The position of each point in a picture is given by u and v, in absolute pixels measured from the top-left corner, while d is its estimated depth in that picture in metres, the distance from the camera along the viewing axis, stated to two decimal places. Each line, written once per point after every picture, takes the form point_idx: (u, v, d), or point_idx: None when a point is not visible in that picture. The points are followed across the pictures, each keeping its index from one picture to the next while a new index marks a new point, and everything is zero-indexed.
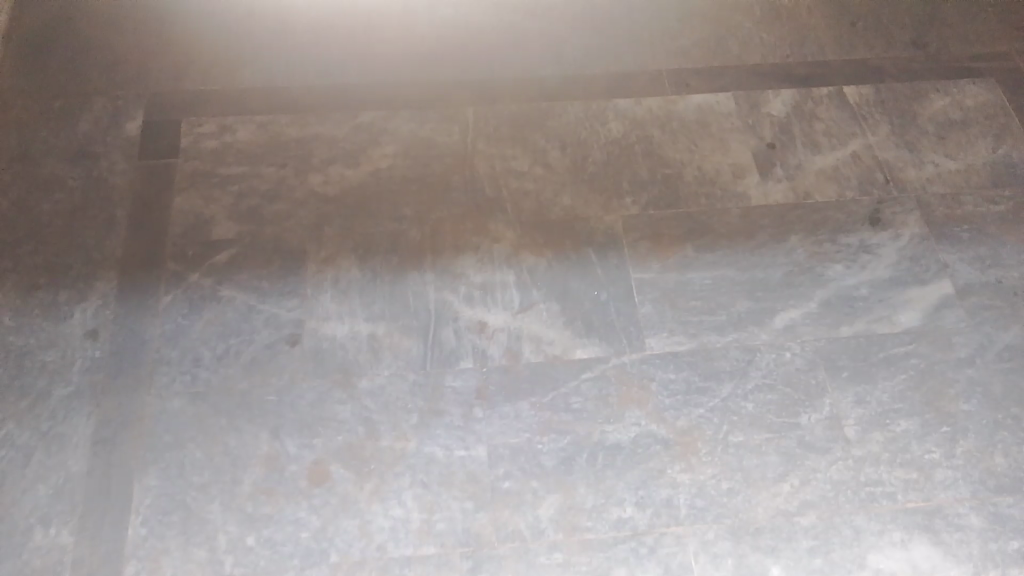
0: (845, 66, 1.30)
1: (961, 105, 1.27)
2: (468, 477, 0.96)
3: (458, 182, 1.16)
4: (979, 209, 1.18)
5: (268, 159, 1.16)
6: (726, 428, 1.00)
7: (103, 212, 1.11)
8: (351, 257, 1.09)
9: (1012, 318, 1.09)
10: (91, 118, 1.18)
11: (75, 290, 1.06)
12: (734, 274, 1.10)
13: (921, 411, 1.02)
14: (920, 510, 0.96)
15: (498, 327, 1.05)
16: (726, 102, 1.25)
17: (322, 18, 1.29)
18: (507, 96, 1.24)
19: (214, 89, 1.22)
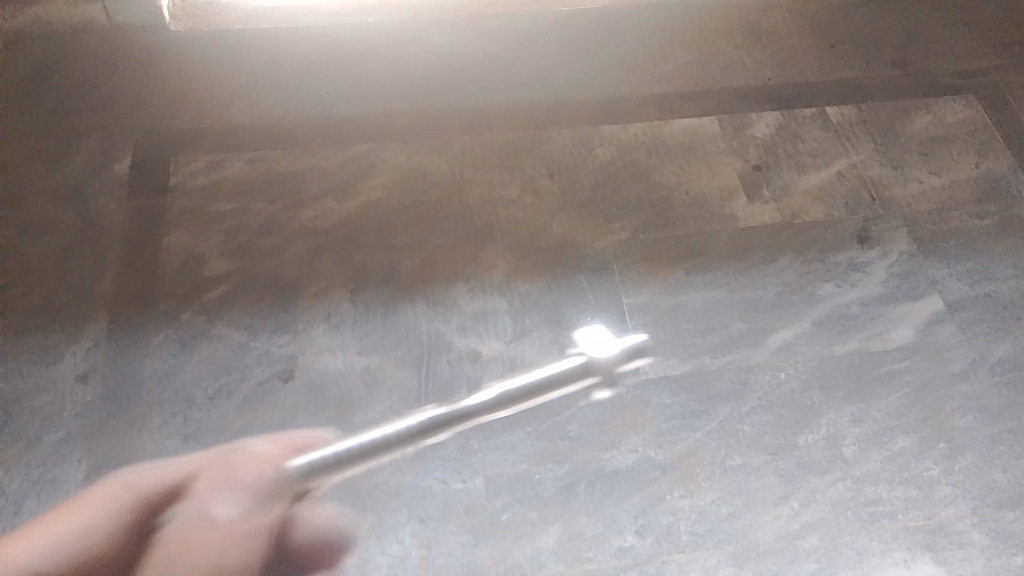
0: (827, 87, 1.31)
1: (942, 122, 1.29)
2: (467, 510, 0.95)
3: (449, 212, 1.16)
4: (966, 224, 1.19)
5: (258, 195, 1.16)
6: (724, 452, 1.00)
7: (92, 253, 1.11)
8: (343, 291, 1.09)
9: (1004, 332, 1.10)
10: (78, 159, 1.18)
11: (65, 332, 1.05)
12: (726, 296, 1.10)
13: (918, 428, 1.02)
14: (921, 529, 0.96)
15: (491, 356, 1.05)
16: (711, 125, 1.26)
17: (308, 52, 1.29)
18: (495, 125, 1.24)
19: (202, 126, 1.22)
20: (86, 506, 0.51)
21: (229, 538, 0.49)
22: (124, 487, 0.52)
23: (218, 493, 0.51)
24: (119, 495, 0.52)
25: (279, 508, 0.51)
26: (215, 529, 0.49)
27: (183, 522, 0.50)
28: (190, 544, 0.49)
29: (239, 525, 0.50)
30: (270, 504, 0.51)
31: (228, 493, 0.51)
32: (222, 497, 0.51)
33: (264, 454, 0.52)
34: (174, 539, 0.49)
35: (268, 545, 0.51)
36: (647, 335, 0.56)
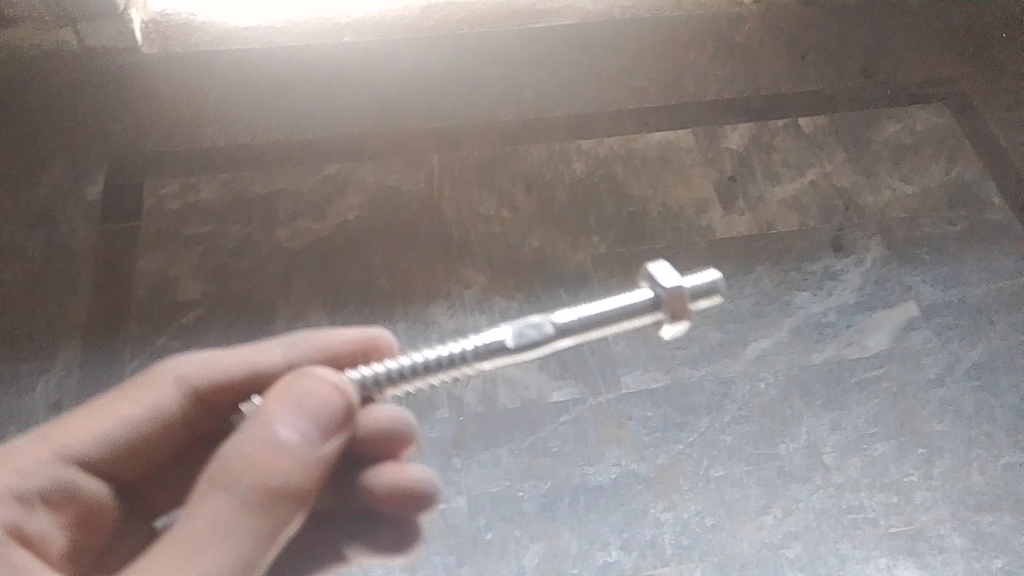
0: (798, 97, 1.33)
1: (912, 130, 1.31)
2: (450, 529, 0.95)
3: (426, 230, 1.16)
4: (938, 230, 1.20)
5: (233, 217, 1.16)
6: (706, 463, 1.00)
7: (65, 278, 1.10)
8: (321, 312, 1.09)
9: (978, 336, 1.11)
10: (50, 184, 1.17)
11: (38, 360, 1.04)
12: (703, 307, 1.11)
13: (896, 434, 1.03)
14: (902, 534, 0.97)
15: (471, 372, 1.03)
16: (685, 137, 1.28)
17: (281, 70, 1.28)
18: (470, 142, 1.25)
19: (176, 148, 1.21)
20: (146, 394, 0.66)
21: (288, 458, 0.53)
22: (179, 380, 0.67)
23: (280, 415, 0.53)
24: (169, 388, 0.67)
25: (332, 434, 0.55)
26: (275, 449, 0.52)
27: (246, 441, 0.52)
28: (253, 462, 0.52)
29: (298, 448, 0.53)
30: (326, 429, 0.54)
31: (290, 417, 0.53)
32: (284, 421, 0.53)
33: (323, 384, 0.55)
34: (235, 456, 0.52)
35: (323, 466, 0.54)
36: (717, 271, 0.60)
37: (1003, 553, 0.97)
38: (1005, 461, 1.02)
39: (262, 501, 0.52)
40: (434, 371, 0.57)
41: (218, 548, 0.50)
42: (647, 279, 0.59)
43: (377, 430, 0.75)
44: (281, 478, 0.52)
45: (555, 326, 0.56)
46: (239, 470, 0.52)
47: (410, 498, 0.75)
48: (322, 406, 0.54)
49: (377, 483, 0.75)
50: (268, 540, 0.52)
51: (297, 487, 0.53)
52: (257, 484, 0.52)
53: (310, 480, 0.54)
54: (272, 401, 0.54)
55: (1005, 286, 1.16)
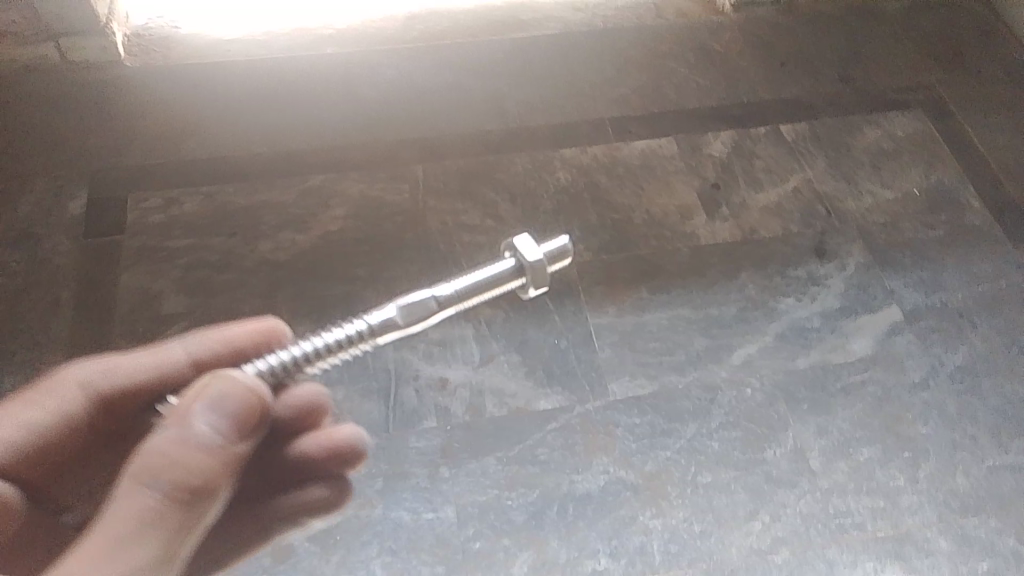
0: (779, 105, 1.34)
1: (891, 136, 1.32)
2: (438, 540, 0.94)
3: (411, 241, 1.16)
4: (919, 235, 1.22)
5: (216, 230, 1.15)
6: (693, 469, 1.00)
7: (47, 294, 1.09)
8: (305, 323, 1.09)
9: (959, 339, 1.12)
10: (31, 200, 1.16)
11: (19, 376, 1.03)
12: (688, 313, 1.11)
13: (881, 438, 1.04)
14: (889, 537, 0.97)
15: (458, 383, 1.03)
16: (668, 145, 1.28)
17: (263, 83, 1.28)
18: (454, 152, 1.25)
19: (157, 162, 1.20)
20: (50, 399, 0.69)
21: (205, 459, 0.54)
22: (80, 383, 0.70)
23: (195, 418, 0.55)
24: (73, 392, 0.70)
25: (243, 435, 0.56)
26: (190, 451, 0.54)
27: (163, 440, 0.54)
28: (168, 461, 0.54)
29: (210, 447, 0.55)
30: (236, 428, 0.56)
31: (204, 415, 0.55)
32: (199, 422, 0.55)
33: (232, 385, 0.56)
34: (151, 458, 0.54)
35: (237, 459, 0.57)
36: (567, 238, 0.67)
37: (989, 554, 0.97)
38: (989, 463, 1.03)
39: (181, 502, 0.54)
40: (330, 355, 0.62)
41: (137, 542, 0.53)
42: (508, 252, 0.65)
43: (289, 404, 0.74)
44: (200, 481, 0.54)
45: (437, 300, 0.61)
46: (156, 473, 0.53)
47: (336, 454, 0.76)
48: (232, 405, 0.56)
49: (312, 447, 0.76)
50: (185, 534, 0.55)
51: (213, 486, 0.55)
52: (174, 484, 0.53)
53: (225, 477, 0.56)
54: (187, 399, 0.56)
55: (985, 290, 1.17)
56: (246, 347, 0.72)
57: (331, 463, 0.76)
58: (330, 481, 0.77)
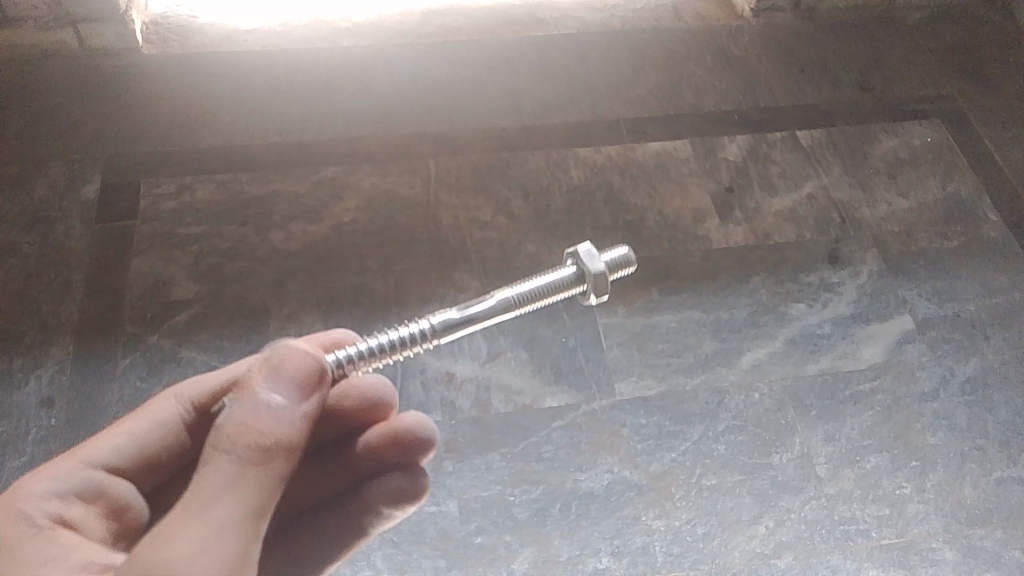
0: (795, 110, 1.34)
1: (908, 145, 1.31)
2: (440, 534, 0.94)
3: (422, 235, 1.16)
4: (933, 244, 1.21)
5: (229, 218, 1.16)
6: (698, 471, 1.00)
7: (60, 276, 1.10)
8: (315, 313, 1.09)
9: (972, 350, 1.11)
10: (47, 183, 1.17)
11: (30, 356, 1.03)
12: (698, 316, 1.11)
13: (890, 446, 1.03)
14: (894, 546, 0.96)
15: (465, 377, 1.03)
16: (683, 148, 1.28)
17: (280, 74, 1.29)
18: (468, 148, 1.25)
19: (174, 148, 1.21)
20: (152, 409, 0.74)
21: (276, 420, 0.59)
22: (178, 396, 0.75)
23: (263, 386, 0.59)
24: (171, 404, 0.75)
25: (306, 397, 0.61)
26: (263, 415, 0.58)
27: (234, 410, 0.59)
28: (241, 427, 0.58)
29: (281, 410, 0.59)
30: (301, 392, 0.61)
31: (268, 385, 0.60)
32: (267, 390, 0.59)
33: (290, 353, 0.61)
34: (227, 426, 0.58)
35: (303, 422, 0.60)
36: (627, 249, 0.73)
37: (996, 567, 0.96)
38: (998, 475, 1.02)
39: (257, 460, 0.57)
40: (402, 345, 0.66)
41: (221, 500, 0.56)
42: (572, 258, 0.71)
43: (359, 401, 0.81)
44: (273, 439, 0.58)
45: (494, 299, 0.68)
46: (233, 438, 0.57)
47: (405, 442, 0.80)
48: (292, 372, 0.61)
49: (377, 440, 0.80)
50: (267, 492, 0.58)
51: (287, 445, 0.59)
52: (251, 445, 0.57)
53: (297, 438, 0.60)
54: (253, 375, 0.60)
55: (999, 302, 1.16)
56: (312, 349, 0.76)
57: (399, 451, 0.80)
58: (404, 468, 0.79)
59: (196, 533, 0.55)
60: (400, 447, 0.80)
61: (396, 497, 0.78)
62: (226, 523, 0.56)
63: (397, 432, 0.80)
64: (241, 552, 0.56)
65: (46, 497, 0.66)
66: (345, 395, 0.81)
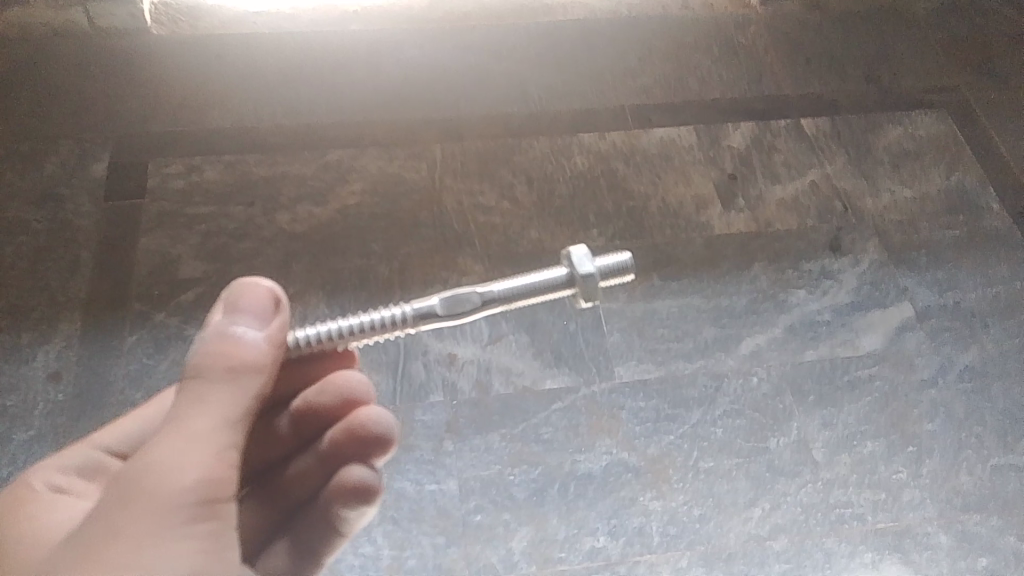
0: (800, 100, 1.34)
1: (912, 135, 1.31)
2: (440, 512, 0.95)
3: (426, 219, 1.17)
4: (935, 235, 1.21)
5: (236, 199, 1.17)
6: (696, 454, 1.01)
7: (68, 254, 1.11)
8: (319, 294, 1.10)
9: (971, 339, 1.12)
10: (57, 161, 1.18)
11: (39, 331, 1.05)
12: (699, 302, 1.12)
13: (887, 433, 1.04)
14: (889, 531, 0.97)
15: (466, 359, 1.04)
16: (687, 135, 1.29)
17: (288, 58, 1.30)
18: (473, 133, 1.26)
19: (182, 130, 1.22)
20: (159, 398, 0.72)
21: (240, 339, 0.60)
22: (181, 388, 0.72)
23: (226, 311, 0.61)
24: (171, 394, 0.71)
25: (270, 319, 0.62)
26: (227, 336, 0.60)
27: (208, 338, 0.61)
28: (213, 350, 0.60)
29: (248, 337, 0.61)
30: (264, 314, 0.62)
31: (235, 315, 0.61)
32: (230, 315, 0.61)
33: (252, 285, 0.62)
34: (198, 351, 0.60)
35: (274, 346, 0.61)
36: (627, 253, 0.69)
37: (989, 553, 0.97)
38: (994, 463, 1.03)
39: (226, 374, 0.59)
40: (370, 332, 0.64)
41: (196, 413, 0.58)
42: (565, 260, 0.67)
43: (332, 398, 0.78)
44: (238, 356, 0.59)
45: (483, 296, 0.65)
46: (205, 361, 0.59)
47: (367, 439, 0.76)
48: (255, 302, 0.62)
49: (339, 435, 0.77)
50: (240, 404, 0.59)
51: (253, 361, 0.60)
52: (223, 365, 0.59)
53: (266, 355, 0.61)
54: (221, 308, 0.62)
55: (1000, 292, 1.16)
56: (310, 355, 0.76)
57: (359, 446, 0.77)
58: (362, 464, 0.76)
59: (174, 442, 0.57)
60: (362, 441, 0.76)
61: (352, 497, 0.75)
62: (201, 433, 0.58)
63: (358, 430, 0.76)
64: (219, 457, 0.58)
65: (56, 470, 0.68)
66: (320, 394, 0.77)
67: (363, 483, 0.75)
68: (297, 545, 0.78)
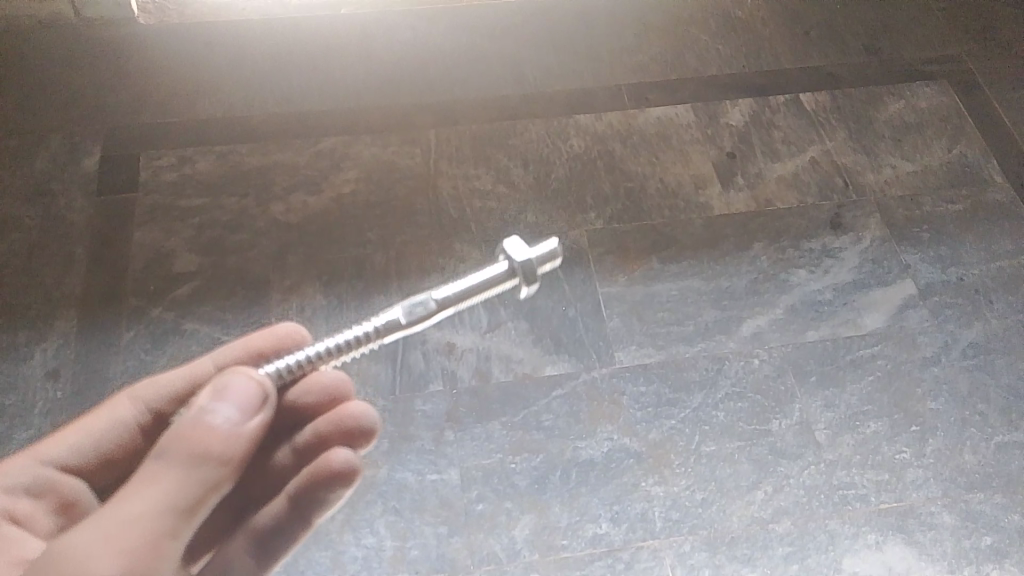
0: (800, 74, 1.32)
1: (915, 108, 1.29)
2: (442, 502, 0.95)
3: (422, 206, 1.16)
4: (938, 209, 1.19)
5: (229, 189, 1.16)
6: (698, 439, 1.00)
7: (62, 250, 1.10)
8: (315, 285, 1.09)
9: (974, 316, 1.11)
10: (47, 156, 1.17)
11: (34, 330, 1.05)
12: (698, 284, 1.11)
13: (890, 412, 1.03)
14: (893, 511, 0.97)
15: (466, 347, 1.04)
16: (685, 114, 1.27)
17: (277, 43, 1.28)
18: (468, 117, 1.24)
19: (172, 121, 1.21)
20: (108, 409, 0.72)
21: (214, 427, 0.56)
22: (134, 398, 0.73)
23: (208, 397, 0.58)
24: (128, 403, 0.73)
25: (252, 414, 0.59)
26: (201, 422, 0.56)
27: (181, 419, 0.57)
28: (182, 432, 0.56)
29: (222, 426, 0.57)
30: (248, 409, 0.59)
31: (216, 402, 0.58)
32: (210, 401, 0.57)
33: (245, 377, 0.60)
34: (168, 431, 0.56)
35: (245, 443, 0.58)
36: (556, 242, 0.71)
37: (994, 531, 0.96)
38: (998, 441, 1.02)
39: (186, 461, 0.55)
40: (344, 351, 0.66)
41: (139, 496, 0.53)
42: (503, 255, 0.70)
43: (318, 396, 0.78)
44: (204, 445, 0.55)
45: (436, 301, 0.67)
46: (170, 442, 0.55)
47: (353, 430, 0.78)
48: (240, 394, 0.59)
49: (325, 426, 0.78)
50: (188, 497, 0.55)
51: (220, 454, 0.56)
52: (184, 450, 0.55)
53: (234, 448, 0.57)
54: (206, 392, 0.59)
55: (1004, 266, 1.15)
56: (265, 346, 0.75)
57: (344, 436, 0.78)
58: (347, 448, 0.76)
59: (107, 524, 0.53)
60: (346, 432, 0.78)
61: (334, 480, 0.74)
62: (137, 518, 0.53)
63: (346, 422, 0.78)
64: (145, 549, 0.53)
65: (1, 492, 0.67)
66: (308, 391, 0.78)
67: (341, 466, 0.74)
68: (262, 536, 0.74)
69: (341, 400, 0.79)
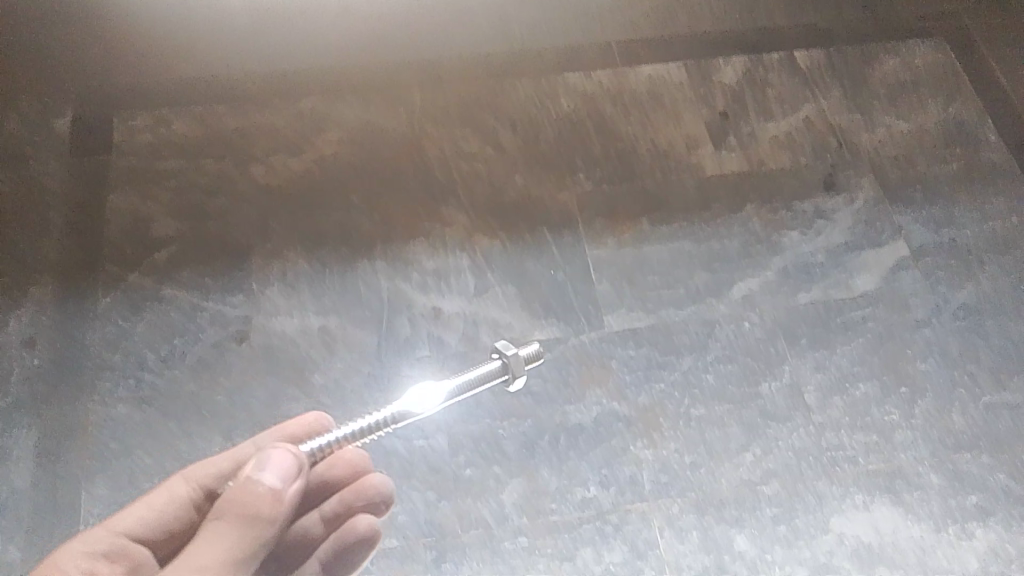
0: (795, 31, 1.28)
1: (910, 66, 1.26)
2: (429, 467, 0.94)
3: (407, 168, 1.13)
4: (932, 169, 1.18)
5: (208, 152, 1.13)
6: (687, 402, 1.00)
7: (37, 215, 1.07)
8: (299, 249, 1.07)
9: (965, 277, 1.10)
10: (18, 117, 1.13)
11: (11, 297, 1.02)
12: (689, 247, 1.10)
13: (880, 374, 1.02)
14: (881, 472, 0.96)
15: (453, 313, 1.03)
16: (677, 72, 1.23)
17: None
18: (454, 76, 1.21)
19: (147, 81, 1.17)
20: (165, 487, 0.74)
21: (261, 491, 0.62)
22: (188, 477, 0.74)
23: (252, 466, 0.63)
24: (181, 482, 0.74)
25: (293, 478, 0.64)
26: (249, 487, 0.62)
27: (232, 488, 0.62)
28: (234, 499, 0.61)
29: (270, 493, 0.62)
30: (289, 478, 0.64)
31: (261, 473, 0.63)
32: (255, 471, 0.63)
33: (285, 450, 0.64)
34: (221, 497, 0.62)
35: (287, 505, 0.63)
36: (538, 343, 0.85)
37: (982, 491, 0.96)
38: (986, 401, 1.02)
39: (240, 520, 0.61)
40: (367, 433, 0.72)
41: (202, 550, 0.60)
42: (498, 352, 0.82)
43: (343, 469, 0.83)
44: (253, 507, 0.61)
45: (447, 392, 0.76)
46: (225, 505, 0.61)
47: (374, 502, 0.82)
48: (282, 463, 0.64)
49: (348, 496, 0.83)
50: (243, 548, 0.61)
51: (270, 514, 0.62)
52: (238, 511, 0.61)
53: (280, 509, 0.62)
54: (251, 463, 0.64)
55: (997, 227, 1.14)
56: (299, 430, 0.78)
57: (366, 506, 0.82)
58: (370, 516, 0.82)
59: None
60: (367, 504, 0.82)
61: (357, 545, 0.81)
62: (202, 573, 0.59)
63: (367, 492, 0.82)
64: None
65: (82, 557, 0.69)
66: (331, 466, 0.83)
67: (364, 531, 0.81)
68: None
69: (363, 472, 0.84)
